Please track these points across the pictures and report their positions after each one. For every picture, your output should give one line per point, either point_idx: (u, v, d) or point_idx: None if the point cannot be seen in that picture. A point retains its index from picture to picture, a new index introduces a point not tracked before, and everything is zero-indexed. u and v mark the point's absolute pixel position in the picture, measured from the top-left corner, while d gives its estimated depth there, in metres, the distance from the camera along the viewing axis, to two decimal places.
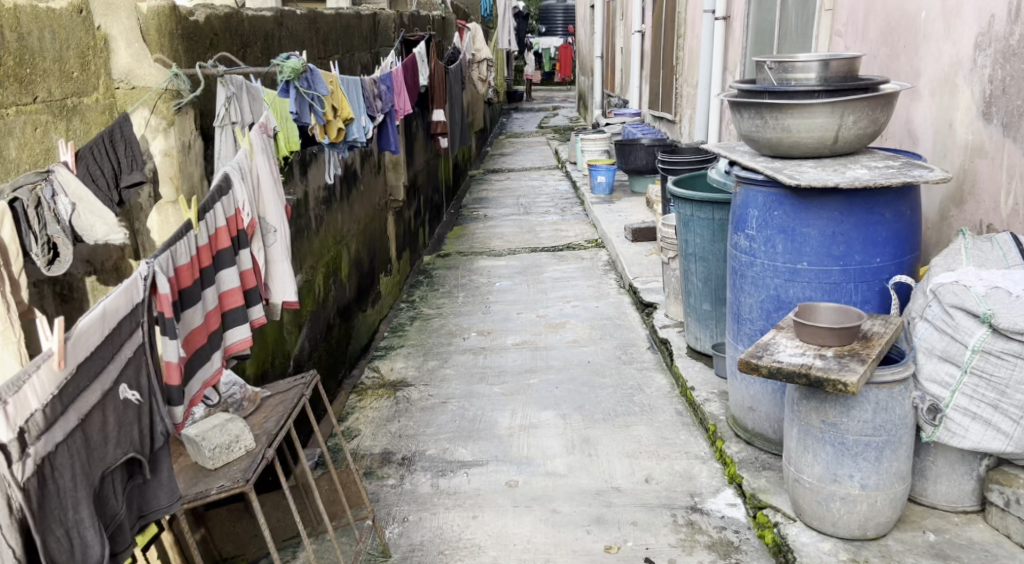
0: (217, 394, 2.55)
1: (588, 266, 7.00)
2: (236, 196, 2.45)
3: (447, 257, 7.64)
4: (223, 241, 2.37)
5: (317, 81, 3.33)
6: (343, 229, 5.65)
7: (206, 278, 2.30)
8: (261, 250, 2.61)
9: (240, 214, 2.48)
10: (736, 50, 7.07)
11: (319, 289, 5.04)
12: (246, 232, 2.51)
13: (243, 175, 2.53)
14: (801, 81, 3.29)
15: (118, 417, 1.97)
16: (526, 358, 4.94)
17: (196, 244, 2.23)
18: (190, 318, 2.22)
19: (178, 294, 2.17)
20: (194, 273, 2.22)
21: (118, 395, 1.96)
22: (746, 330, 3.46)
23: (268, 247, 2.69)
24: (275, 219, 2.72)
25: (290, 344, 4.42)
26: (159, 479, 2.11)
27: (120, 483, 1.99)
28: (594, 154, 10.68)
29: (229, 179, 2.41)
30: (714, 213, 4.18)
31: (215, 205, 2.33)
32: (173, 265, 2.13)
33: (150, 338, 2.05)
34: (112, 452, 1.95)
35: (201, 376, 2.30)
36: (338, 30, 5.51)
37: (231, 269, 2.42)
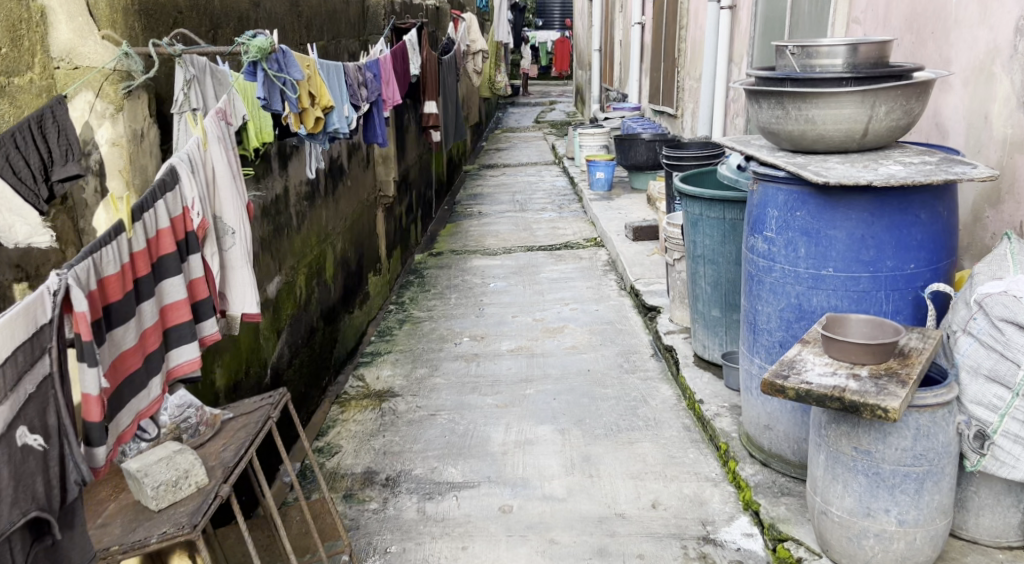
0: (154, 426, 2.23)
1: (587, 266, 6.71)
2: (183, 192, 2.22)
3: (439, 256, 7.33)
4: (165, 244, 2.14)
5: (291, 64, 2.96)
6: (328, 227, 5.35)
7: (141, 290, 2.05)
8: (215, 254, 2.39)
9: (188, 214, 2.24)
10: (743, 40, 6.77)
11: (300, 292, 4.74)
12: (196, 235, 2.28)
13: (193, 168, 2.30)
14: (825, 67, 2.98)
15: (14, 469, 1.68)
16: (521, 366, 4.63)
17: (129, 250, 1.99)
18: (120, 339, 1.97)
19: (104, 309, 1.92)
20: (125, 284, 1.98)
21: (13, 441, 1.68)
22: (763, 341, 3.14)
23: (225, 251, 2.52)
24: (234, 219, 2.52)
25: (267, 351, 4.12)
26: (72, 537, 1.84)
27: (21, 548, 1.72)
28: (592, 150, 10.37)
29: (174, 173, 2.17)
30: (725, 212, 3.89)
31: (153, 206, 2.08)
32: (96, 276, 1.87)
33: (59, 367, 1.77)
34: (6, 514, 1.67)
35: (135, 407, 2.04)
36: (323, 16, 5.26)
37: (175, 280, 2.18)
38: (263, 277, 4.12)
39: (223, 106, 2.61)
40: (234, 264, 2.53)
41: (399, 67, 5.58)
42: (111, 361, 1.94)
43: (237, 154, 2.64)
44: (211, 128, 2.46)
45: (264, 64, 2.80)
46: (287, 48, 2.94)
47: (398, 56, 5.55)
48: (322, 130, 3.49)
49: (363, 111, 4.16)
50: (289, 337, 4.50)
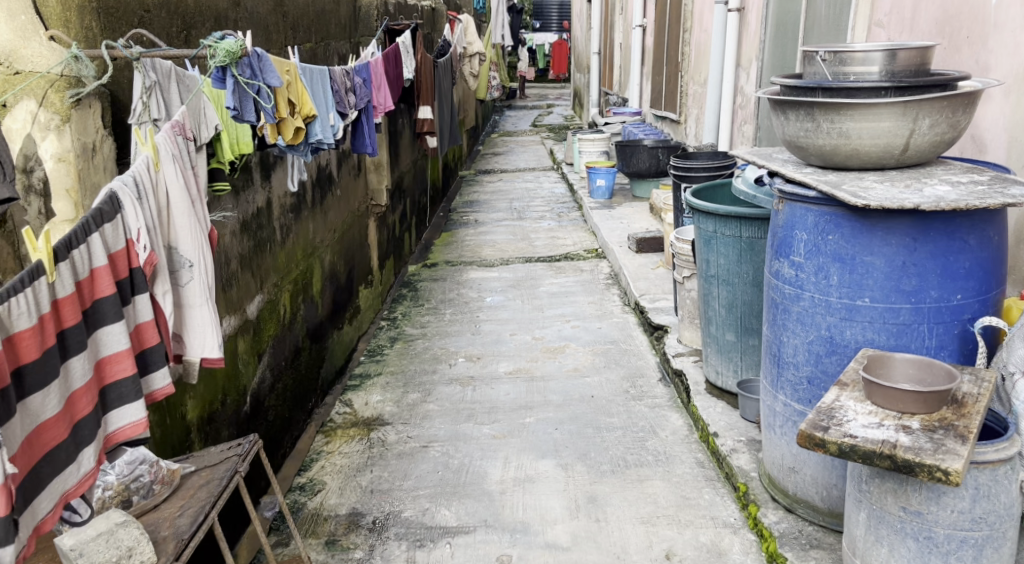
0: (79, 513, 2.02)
1: (587, 280, 6.43)
2: (126, 223, 1.99)
3: (434, 267, 7.04)
4: (102, 287, 1.92)
5: (268, 69, 2.65)
6: (315, 239, 5.07)
7: (68, 344, 1.84)
8: (167, 294, 2.17)
9: (133, 248, 2.02)
10: (752, 45, 6.51)
11: (284, 310, 4.45)
12: (144, 272, 2.06)
13: (142, 193, 2.07)
14: (861, 75, 2.69)
15: None
16: (520, 390, 4.34)
17: (51, 298, 1.77)
18: (36, 410, 1.75)
19: (16, 373, 1.70)
20: (46, 340, 1.75)
21: None
22: (788, 376, 2.85)
23: (181, 288, 2.28)
24: (193, 251, 2.28)
25: (246, 377, 3.82)
26: None
27: None
28: (592, 156, 10.09)
29: (114, 201, 1.95)
30: (741, 230, 3.62)
31: (83, 243, 1.86)
32: (6, 335, 1.64)
33: None
34: None
35: (54, 486, 1.84)
36: (310, 17, 5.00)
37: (113, 332, 1.97)
38: (243, 297, 3.83)
39: (181, 117, 2.29)
40: (190, 303, 2.29)
41: (392, 70, 5.29)
42: (23, 436, 1.73)
43: (198, 171, 2.39)
44: (164, 145, 2.16)
45: (234, 71, 2.48)
46: (263, 51, 2.62)
47: (391, 59, 5.26)
48: (303, 141, 3.19)
49: (351, 117, 3.83)
50: (272, 359, 4.21)
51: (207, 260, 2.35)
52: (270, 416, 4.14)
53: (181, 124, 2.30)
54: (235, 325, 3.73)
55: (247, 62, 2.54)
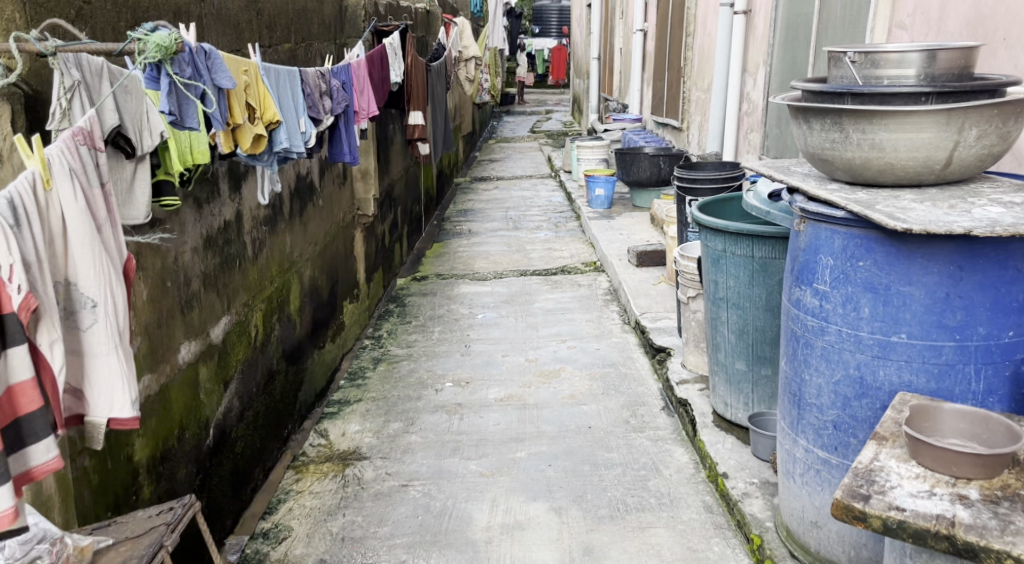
0: None
1: (585, 295, 6.10)
2: None
3: (424, 280, 6.70)
4: None
5: (218, 69, 2.32)
6: (292, 253, 4.75)
7: None
8: (53, 344, 1.87)
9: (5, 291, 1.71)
10: (760, 48, 6.20)
11: (256, 331, 4.11)
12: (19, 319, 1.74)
13: (18, 222, 1.76)
14: (896, 80, 2.37)
15: None
16: (510, 420, 4.00)
17: None
18: None
19: None
20: None
21: None
22: (809, 419, 2.51)
23: (83, 331, 1.99)
24: (96, 289, 1.98)
25: (209, 408, 3.49)
26: None
27: None
28: (591, 164, 9.77)
29: None
30: (753, 250, 3.30)
31: None
32: None
33: None
34: None
35: None
36: (289, 16, 4.73)
37: None
38: (206, 319, 3.50)
39: (86, 124, 1.98)
40: (93, 351, 2.01)
41: (378, 73, 4.96)
42: None
43: (111, 191, 2.08)
44: (56, 158, 1.86)
45: (169, 68, 2.14)
46: (212, 48, 2.30)
47: (376, 61, 4.93)
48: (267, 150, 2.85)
49: (325, 122, 3.48)
50: (241, 386, 3.87)
51: (116, 299, 2.04)
52: (238, 448, 3.80)
53: (88, 132, 1.99)
54: (197, 351, 3.40)
55: (186, 57, 2.21)
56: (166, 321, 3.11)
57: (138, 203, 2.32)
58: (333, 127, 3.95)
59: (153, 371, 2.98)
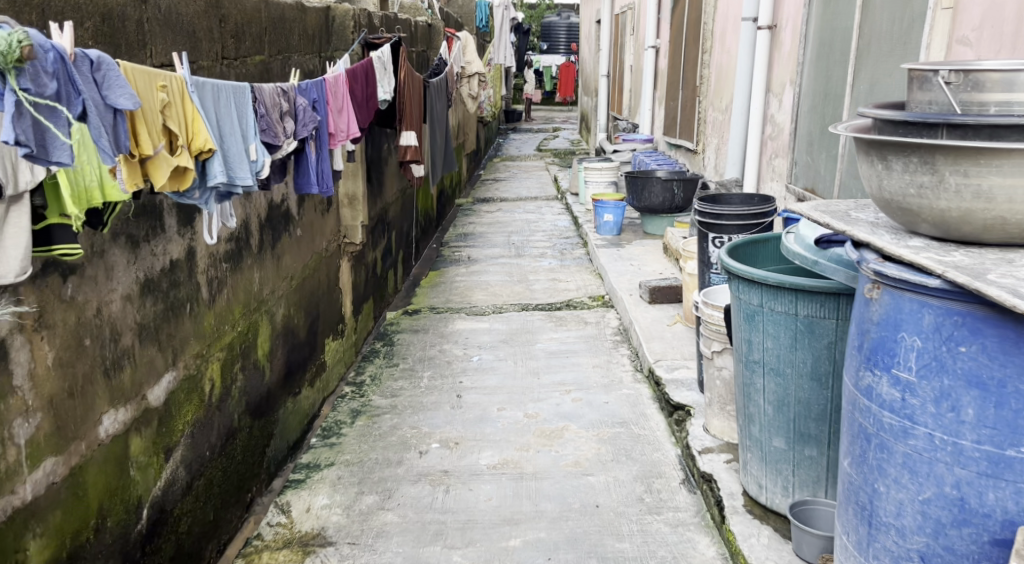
0: None
1: (592, 335, 5.53)
2: None
3: (415, 314, 6.15)
4: None
5: (112, 83, 1.89)
6: (260, 291, 4.19)
7: None
8: None
9: None
10: (787, 66, 5.66)
11: (211, 386, 3.56)
12: None
13: None
14: (1004, 108, 1.80)
15: None
16: (505, 495, 3.42)
17: None
18: None
19: None
20: None
21: None
22: (886, 541, 1.96)
23: None
24: None
25: (144, 486, 2.91)
26: None
27: None
28: (599, 187, 9.23)
29: None
30: (797, 307, 2.75)
31: None
32: None
33: None
34: None
35: None
36: (261, 24, 4.21)
37: None
38: (143, 378, 2.94)
39: None
40: None
41: (362, 90, 4.43)
42: None
43: None
44: None
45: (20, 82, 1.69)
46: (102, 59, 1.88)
47: (360, 75, 4.40)
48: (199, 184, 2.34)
49: (283, 149, 2.95)
50: (190, 453, 3.31)
51: None
52: (182, 528, 3.23)
53: None
54: (131, 418, 2.84)
55: (48, 66, 1.73)
56: (83, 388, 2.56)
57: (11, 255, 1.85)
58: (299, 152, 3.41)
59: (61, 451, 2.43)
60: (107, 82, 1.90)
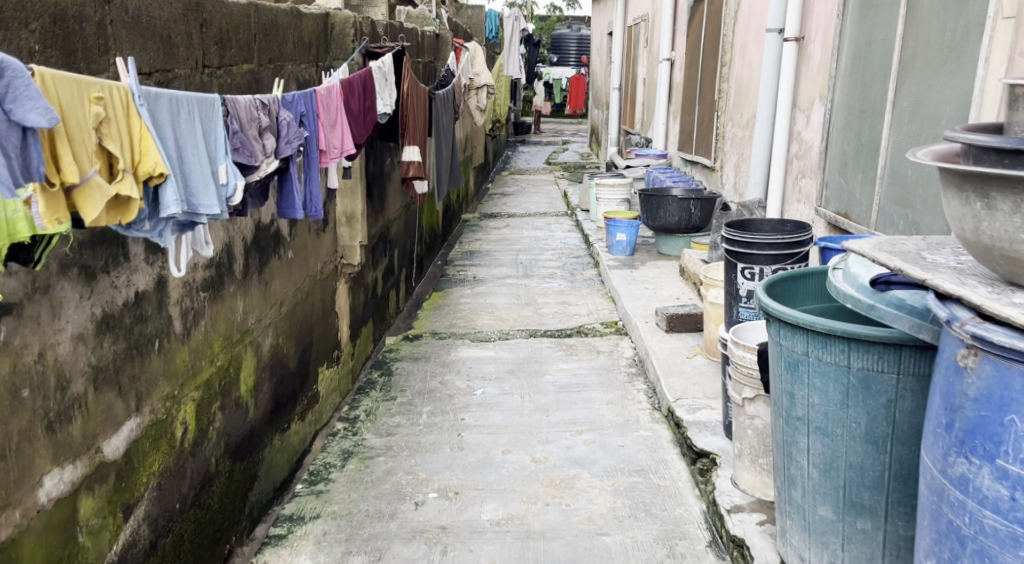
0: None
1: (605, 366, 5.16)
2: None
3: (416, 339, 5.78)
4: None
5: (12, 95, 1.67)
6: (244, 320, 3.85)
7: None
8: None
9: None
10: (816, 80, 5.31)
11: (184, 431, 3.20)
12: None
13: None
14: None
15: None
16: (510, 558, 3.11)
17: None
18: None
19: None
20: None
21: None
22: None
23: None
24: None
25: (96, 554, 2.55)
26: None
27: None
28: (611, 204, 8.87)
29: None
30: (850, 358, 2.38)
31: None
32: None
33: None
34: None
35: None
36: (249, 30, 3.87)
37: None
38: (98, 429, 2.58)
39: None
40: None
41: (360, 102, 4.10)
42: None
43: None
44: None
45: None
46: (10, 68, 1.66)
47: (358, 86, 4.07)
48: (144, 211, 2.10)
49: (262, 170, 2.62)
50: (156, 509, 2.94)
51: None
52: None
53: None
54: (80, 476, 2.48)
55: None
56: (19, 448, 2.20)
57: None
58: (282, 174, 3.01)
59: None
60: (12, 94, 1.68)
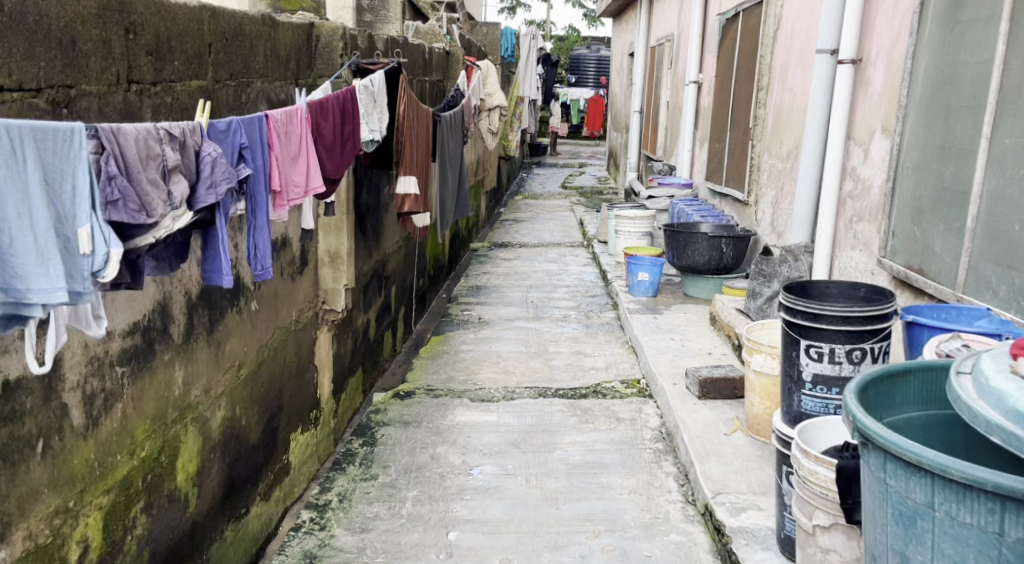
0: None
1: (626, 438, 4.40)
2: None
3: (408, 397, 5.04)
4: None
5: None
6: (184, 393, 3.13)
7: None
8: None
9: None
10: (877, 109, 4.58)
11: (87, 552, 2.48)
12: None
13: None
14: None
15: None
16: None
17: None
18: None
19: None
20: None
21: None
22: None
23: None
24: None
25: None
26: None
27: None
28: (631, 238, 8.13)
29: None
30: (1004, 524, 1.62)
31: None
32: None
33: None
34: None
35: None
36: (202, 38, 3.17)
37: None
38: None
39: None
40: None
41: (337, 127, 3.44)
42: None
43: None
44: None
45: None
46: None
47: (335, 108, 3.41)
48: None
49: (161, 225, 2.16)
50: None
51: None
52: None
53: None
54: None
55: None
56: None
57: None
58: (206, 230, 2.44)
59: None
60: None
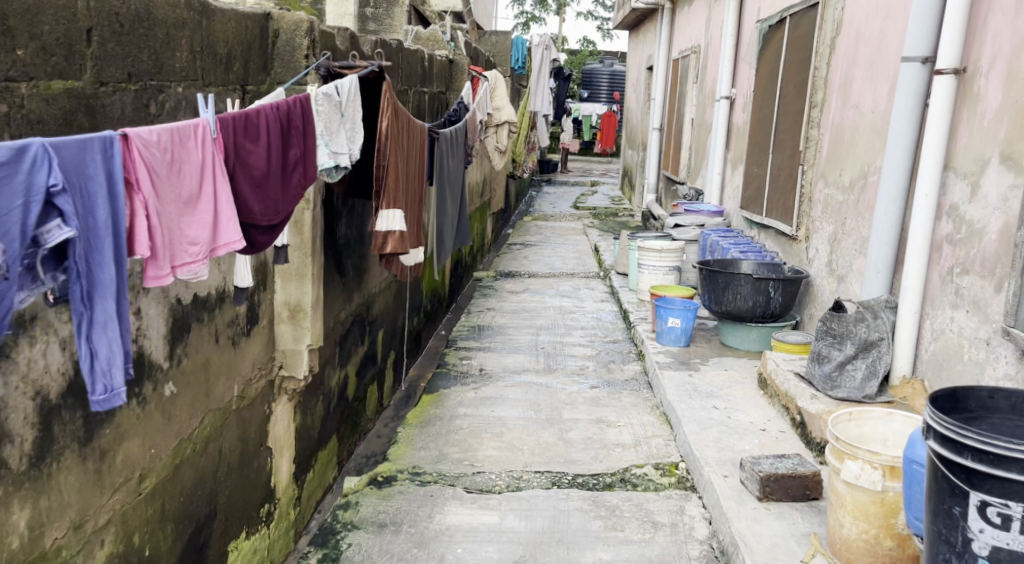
0: None
1: (667, 558, 3.38)
2: None
3: (388, 483, 4.02)
4: None
5: None
6: (37, 540, 2.13)
7: None
8: None
9: None
10: (991, 131, 3.57)
11: None
12: None
13: None
14: None
15: None
16: None
17: None
18: None
19: None
20: None
21: None
22: None
23: None
24: None
25: None
26: None
27: None
28: (656, 274, 7.12)
29: None
30: None
31: None
32: None
33: None
34: None
35: None
36: (74, 16, 2.18)
37: None
38: None
39: None
40: None
41: (275, 152, 2.61)
42: None
43: None
44: None
45: None
46: None
47: (272, 126, 2.58)
48: None
49: None
50: None
51: None
52: None
53: None
54: None
55: None
56: None
57: None
58: None
59: None
60: None
